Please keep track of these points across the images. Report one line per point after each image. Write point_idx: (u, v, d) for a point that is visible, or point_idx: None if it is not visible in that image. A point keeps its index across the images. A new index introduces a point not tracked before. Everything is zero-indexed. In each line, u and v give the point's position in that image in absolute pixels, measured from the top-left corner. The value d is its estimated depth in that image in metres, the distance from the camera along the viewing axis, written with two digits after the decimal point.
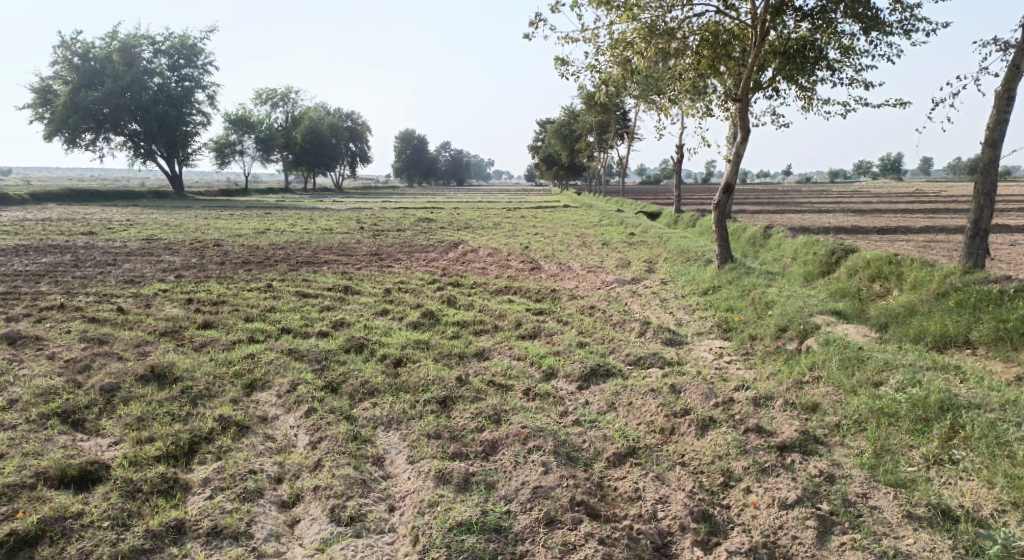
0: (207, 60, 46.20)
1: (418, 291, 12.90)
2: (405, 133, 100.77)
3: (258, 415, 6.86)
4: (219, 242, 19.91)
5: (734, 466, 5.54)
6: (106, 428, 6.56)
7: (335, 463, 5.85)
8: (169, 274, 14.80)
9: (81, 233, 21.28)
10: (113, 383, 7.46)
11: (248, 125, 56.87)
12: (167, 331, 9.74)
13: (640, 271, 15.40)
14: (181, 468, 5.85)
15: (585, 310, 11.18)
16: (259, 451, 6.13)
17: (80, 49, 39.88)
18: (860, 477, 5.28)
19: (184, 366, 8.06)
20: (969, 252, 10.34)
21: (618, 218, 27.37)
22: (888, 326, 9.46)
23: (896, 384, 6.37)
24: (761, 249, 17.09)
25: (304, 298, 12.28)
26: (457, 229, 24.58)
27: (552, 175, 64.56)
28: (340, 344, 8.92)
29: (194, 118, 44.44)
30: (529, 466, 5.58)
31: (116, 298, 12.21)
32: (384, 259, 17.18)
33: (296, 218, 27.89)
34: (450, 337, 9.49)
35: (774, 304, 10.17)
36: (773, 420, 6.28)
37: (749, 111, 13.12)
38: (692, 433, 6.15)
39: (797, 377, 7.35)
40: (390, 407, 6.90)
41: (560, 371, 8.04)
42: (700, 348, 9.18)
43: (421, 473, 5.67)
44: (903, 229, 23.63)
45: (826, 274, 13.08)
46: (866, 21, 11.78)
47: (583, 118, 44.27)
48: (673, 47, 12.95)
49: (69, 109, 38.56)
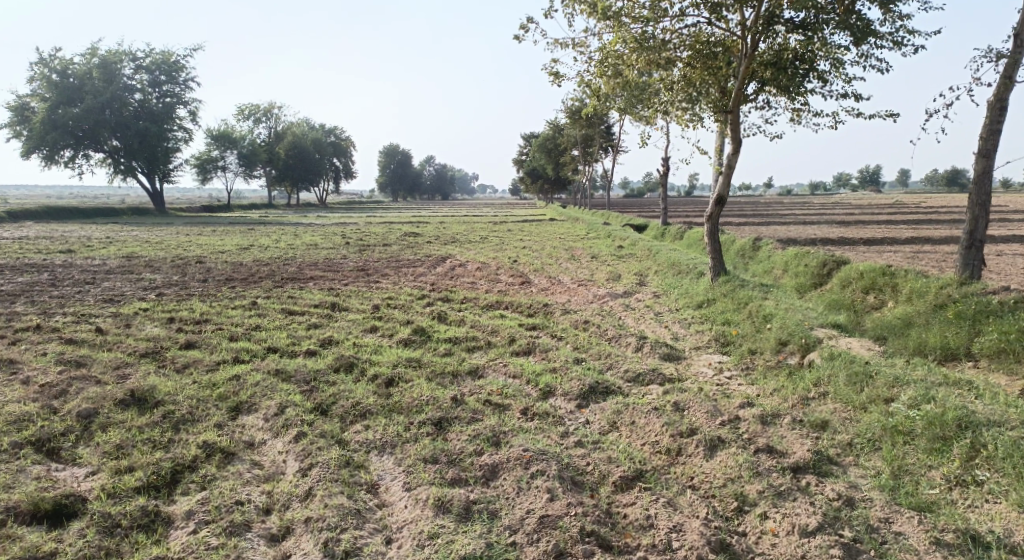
0: (189, 76, 45.75)
1: (407, 306, 12.61)
2: (389, 147, 100.78)
3: (245, 441, 6.53)
4: (202, 259, 19.50)
5: (747, 489, 5.32)
6: (83, 457, 6.21)
7: (327, 492, 5.54)
8: (150, 292, 14.40)
9: (58, 252, 20.76)
10: (91, 409, 7.10)
11: (231, 141, 56.38)
12: (148, 352, 9.38)
13: (632, 284, 15.21)
14: (163, 499, 5.51)
15: (579, 325, 10.94)
16: (246, 480, 5.80)
17: (59, 66, 39.34)
18: (881, 500, 5.07)
19: (166, 389, 7.71)
20: (965, 263, 10.22)
21: (606, 231, 27.27)
22: (887, 338, 9.31)
23: (908, 400, 6.19)
24: (751, 261, 16.97)
25: (290, 315, 11.95)
26: (444, 244, 24.31)
27: (537, 189, 64.51)
28: (328, 364, 8.60)
29: (176, 134, 43.91)
30: (534, 493, 5.32)
31: (94, 318, 11.80)
32: (370, 274, 16.86)
33: (280, 234, 27.49)
34: (442, 354, 9.20)
35: (772, 317, 9.98)
36: (783, 439, 6.05)
37: (740, 123, 13.02)
38: (700, 454, 5.90)
39: (802, 393, 7.14)
40: (383, 430, 6.60)
41: (558, 389, 7.77)
42: (699, 363, 8.96)
43: (418, 502, 5.37)
44: (889, 240, 23.70)
45: (818, 286, 12.97)
46: (858, 32, 11.73)
47: (568, 132, 44.30)
48: (663, 58, 12.88)
49: (48, 126, 37.96)
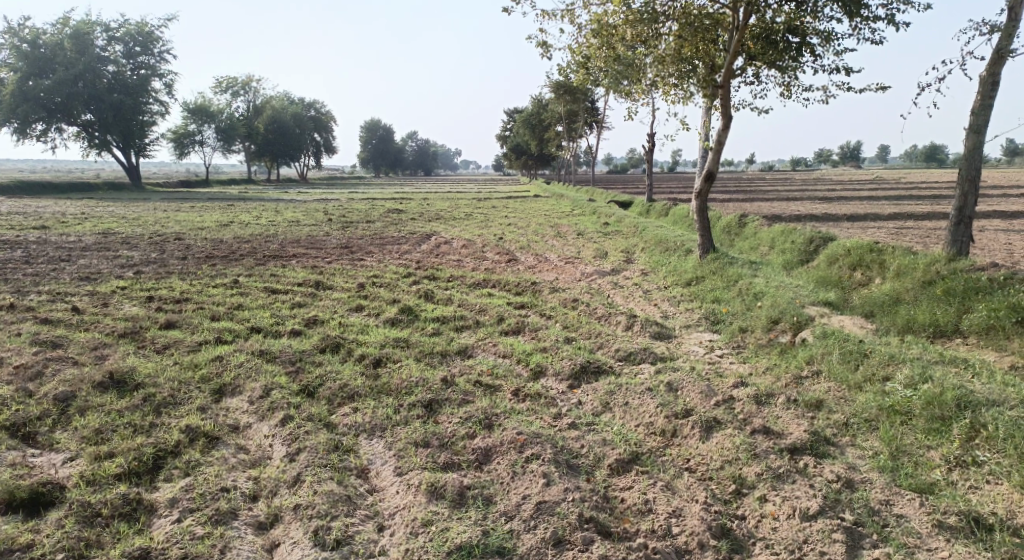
0: (163, 48, 44.58)
1: (393, 285, 12.39)
2: (371, 122, 99.66)
3: (229, 424, 6.35)
4: (181, 235, 19.09)
5: (746, 472, 5.27)
6: (61, 442, 6.00)
7: (316, 478, 5.38)
8: (128, 269, 14.05)
9: (33, 227, 20.25)
10: (68, 392, 6.88)
11: (208, 115, 55.21)
12: (127, 332, 9.12)
13: (619, 262, 15.08)
14: (145, 486, 5.33)
15: (568, 303, 10.81)
16: (231, 465, 5.63)
17: (28, 36, 38.13)
18: (881, 482, 5.04)
19: (146, 371, 7.48)
20: (954, 239, 10.14)
21: (591, 207, 27.10)
22: (876, 315, 9.28)
23: (905, 379, 6.15)
24: (737, 238, 16.92)
25: (273, 294, 11.69)
26: (428, 220, 24.02)
27: (521, 164, 64.00)
28: (314, 344, 8.40)
29: (152, 107, 42.85)
30: (530, 477, 5.23)
31: (70, 296, 11.47)
32: (355, 251, 16.59)
33: (260, 210, 27.04)
34: (430, 334, 9.03)
35: (763, 295, 9.89)
36: (779, 420, 5.97)
37: (730, 99, 12.85)
38: (696, 436, 5.82)
39: (795, 372, 7.08)
40: (372, 413, 6.44)
41: (549, 369, 7.65)
42: (690, 342, 8.87)
43: (410, 487, 5.25)
44: (873, 216, 23.79)
45: (805, 263, 12.92)
46: (852, 3, 11.52)
47: (552, 107, 43.82)
48: (651, 28, 12.57)
49: (18, 98, 36.88)
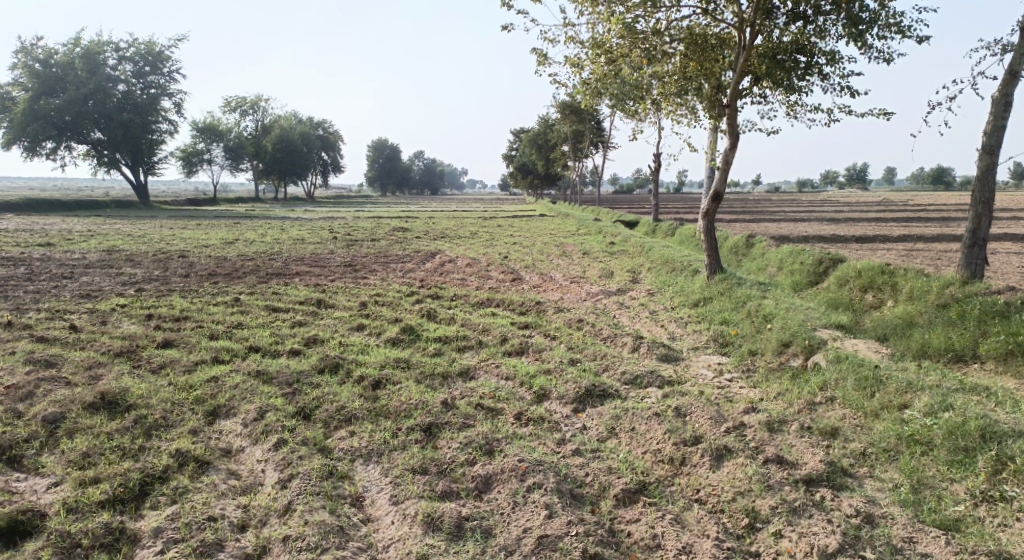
0: (173, 67, 44.97)
1: (395, 304, 12.20)
2: (378, 142, 100.06)
3: (221, 448, 6.13)
4: (184, 253, 18.99)
5: (759, 505, 5.03)
6: (46, 466, 5.79)
7: (307, 507, 5.15)
8: (129, 287, 13.91)
9: (38, 244, 20.21)
10: (57, 413, 6.68)
11: (216, 134, 55.55)
12: (123, 351, 8.93)
13: (625, 282, 14.86)
14: (129, 514, 5.10)
15: (573, 324, 10.58)
16: (220, 492, 5.40)
17: (41, 55, 38.54)
18: (902, 517, 4.81)
19: (139, 392, 7.27)
20: (967, 262, 9.89)
21: (596, 227, 26.93)
22: (889, 339, 9.02)
23: (924, 407, 5.90)
24: (744, 259, 16.68)
25: (274, 312, 11.51)
26: (433, 239, 23.90)
27: (527, 184, 64.05)
28: (312, 364, 8.19)
29: (161, 126, 43.12)
30: (532, 509, 5.01)
31: (69, 314, 11.33)
32: (358, 270, 16.44)
33: (265, 229, 26.96)
34: (432, 354, 8.81)
35: (772, 317, 9.64)
36: (793, 449, 5.72)
37: (736, 118, 12.69)
38: (706, 465, 5.57)
39: (808, 398, 6.83)
40: (369, 437, 6.21)
41: (553, 392, 7.41)
42: (698, 365, 8.62)
43: (407, 518, 5.03)
44: (881, 238, 23.54)
45: (815, 285, 12.68)
46: (860, 23, 11.38)
47: (558, 127, 43.84)
48: (655, 47, 12.45)
49: (29, 116, 37.14)
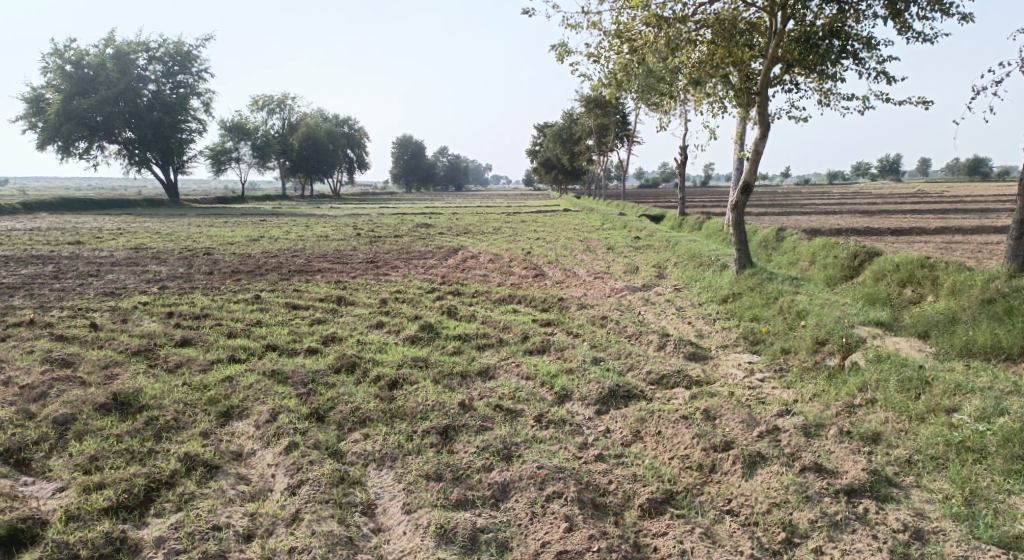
0: (202, 67, 45.37)
1: (416, 301, 11.96)
2: (403, 138, 100.13)
3: (232, 451, 5.93)
4: (210, 250, 19.03)
5: (797, 518, 4.70)
6: (54, 470, 5.65)
7: (316, 516, 4.93)
8: (153, 285, 13.89)
9: (68, 243, 20.39)
10: (68, 414, 6.54)
11: (244, 132, 55.99)
12: (140, 350, 8.81)
13: (650, 277, 14.45)
14: (133, 522, 4.93)
15: (596, 321, 10.24)
16: (228, 499, 5.20)
17: (73, 57, 39.03)
18: (955, 533, 4.46)
19: (152, 392, 7.12)
20: (1014, 254, 9.19)
21: (621, 221, 26.49)
22: (930, 336, 8.54)
23: (974, 413, 5.50)
24: (775, 252, 16.16)
25: (293, 309, 11.36)
26: (456, 234, 23.69)
27: (550, 180, 63.52)
28: (329, 364, 7.97)
29: (190, 125, 43.53)
30: (551, 521, 4.75)
31: (91, 312, 11.30)
32: (380, 266, 16.26)
33: (290, 225, 27.01)
34: (451, 353, 8.55)
35: (807, 314, 9.19)
36: (832, 456, 5.36)
37: (766, 107, 12.19)
38: (737, 473, 5.24)
39: (846, 400, 6.44)
40: (383, 440, 5.95)
41: (575, 392, 7.09)
42: (727, 364, 8.24)
43: (419, 528, 4.80)
44: (917, 230, 22.75)
45: (849, 279, 12.17)
46: (898, 2, 10.84)
47: (583, 121, 43.31)
48: (682, 35, 12.01)
49: (62, 117, 37.69)
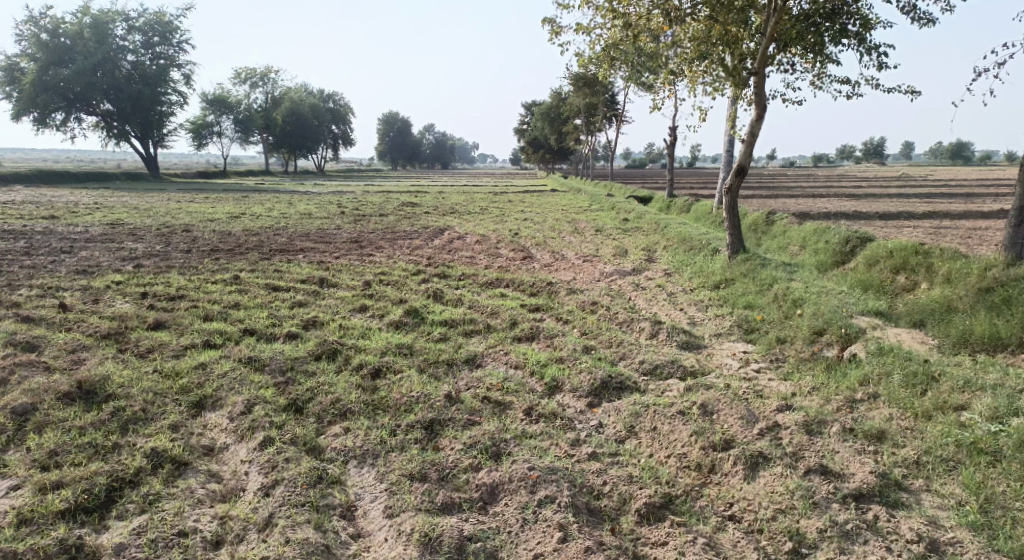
0: (183, 38, 44.14)
1: (401, 283, 11.58)
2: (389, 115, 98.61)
3: (203, 446, 5.58)
4: (189, 227, 18.44)
5: (804, 526, 4.46)
6: (10, 466, 5.27)
7: (291, 521, 4.61)
8: (128, 263, 13.38)
9: (41, 217, 19.71)
10: (28, 404, 6.13)
11: (226, 106, 54.75)
12: (110, 333, 8.37)
13: (640, 261, 14.15)
14: (93, 527, 4.59)
15: (586, 306, 9.92)
16: (196, 499, 4.86)
17: (48, 25, 37.75)
18: (969, 545, 4.24)
19: (120, 379, 6.72)
20: (1011, 242, 8.94)
21: (610, 202, 26.12)
22: (926, 325, 8.31)
23: (982, 413, 5.26)
24: (765, 236, 15.90)
25: (273, 291, 10.94)
26: (442, 214, 23.24)
27: (538, 159, 63.00)
28: (309, 350, 7.59)
29: (170, 98, 42.43)
30: (543, 529, 4.47)
31: (62, 291, 10.80)
32: (364, 246, 15.83)
33: (273, 202, 26.38)
34: (436, 340, 8.19)
35: (802, 301, 8.93)
36: (836, 456, 5.10)
37: (759, 89, 11.82)
38: (739, 474, 4.97)
39: (848, 395, 6.19)
40: (364, 435, 5.61)
41: (566, 383, 6.79)
42: (722, 354, 7.97)
43: (402, 535, 4.50)
44: (904, 214, 22.60)
45: (840, 265, 11.93)
46: None
47: (571, 100, 42.74)
48: (676, 12, 11.58)
49: (38, 87, 36.54)
